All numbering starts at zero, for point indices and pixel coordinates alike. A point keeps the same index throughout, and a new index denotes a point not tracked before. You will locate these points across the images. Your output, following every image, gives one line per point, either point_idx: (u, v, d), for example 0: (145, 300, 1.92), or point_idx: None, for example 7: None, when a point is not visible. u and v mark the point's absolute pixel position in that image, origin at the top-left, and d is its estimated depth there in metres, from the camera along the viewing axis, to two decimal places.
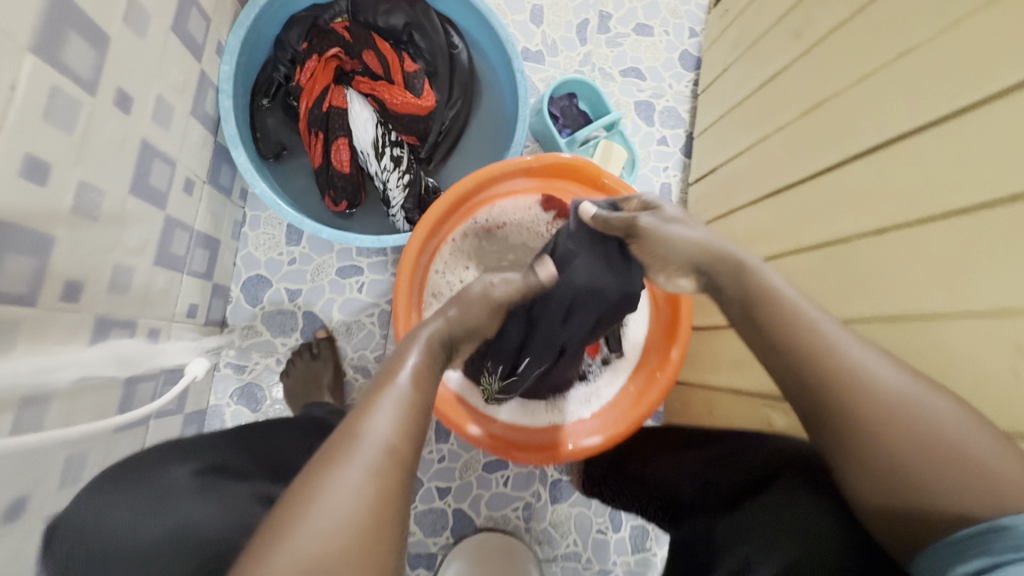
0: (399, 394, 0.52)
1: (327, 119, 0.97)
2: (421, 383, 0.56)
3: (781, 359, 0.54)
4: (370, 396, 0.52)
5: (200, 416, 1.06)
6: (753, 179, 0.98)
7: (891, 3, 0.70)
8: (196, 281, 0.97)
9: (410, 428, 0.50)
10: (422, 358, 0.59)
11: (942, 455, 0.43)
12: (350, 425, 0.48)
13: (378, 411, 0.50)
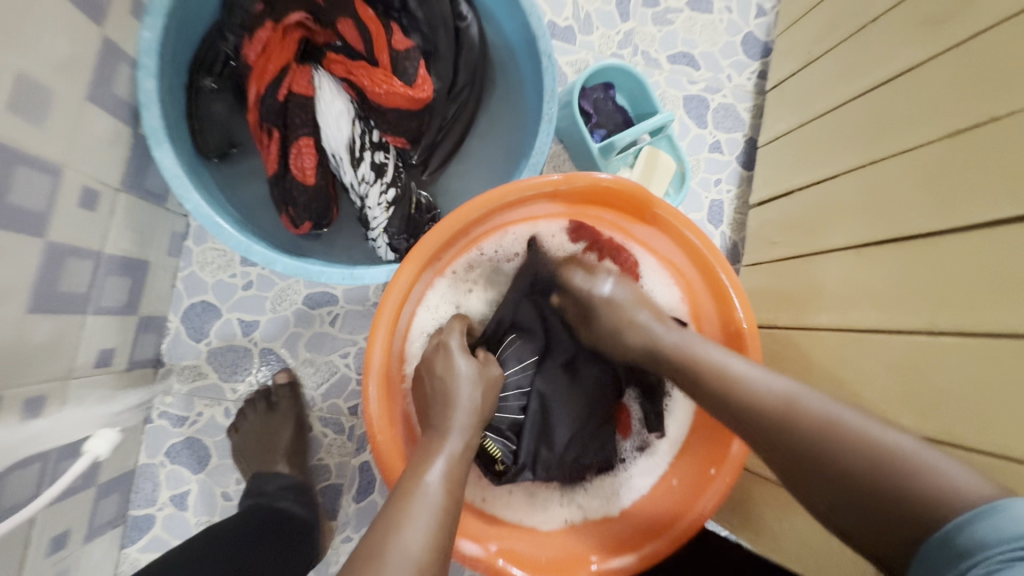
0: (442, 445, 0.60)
1: (285, 111, 0.73)
2: (457, 465, 0.57)
3: (744, 422, 0.56)
4: (419, 455, 0.58)
5: (123, 480, 0.84)
6: (855, 216, 0.75)
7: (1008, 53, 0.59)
8: (109, 320, 0.74)
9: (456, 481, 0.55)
10: (458, 432, 0.59)
11: (938, 490, 0.44)
12: (407, 483, 0.54)
13: (430, 468, 0.56)
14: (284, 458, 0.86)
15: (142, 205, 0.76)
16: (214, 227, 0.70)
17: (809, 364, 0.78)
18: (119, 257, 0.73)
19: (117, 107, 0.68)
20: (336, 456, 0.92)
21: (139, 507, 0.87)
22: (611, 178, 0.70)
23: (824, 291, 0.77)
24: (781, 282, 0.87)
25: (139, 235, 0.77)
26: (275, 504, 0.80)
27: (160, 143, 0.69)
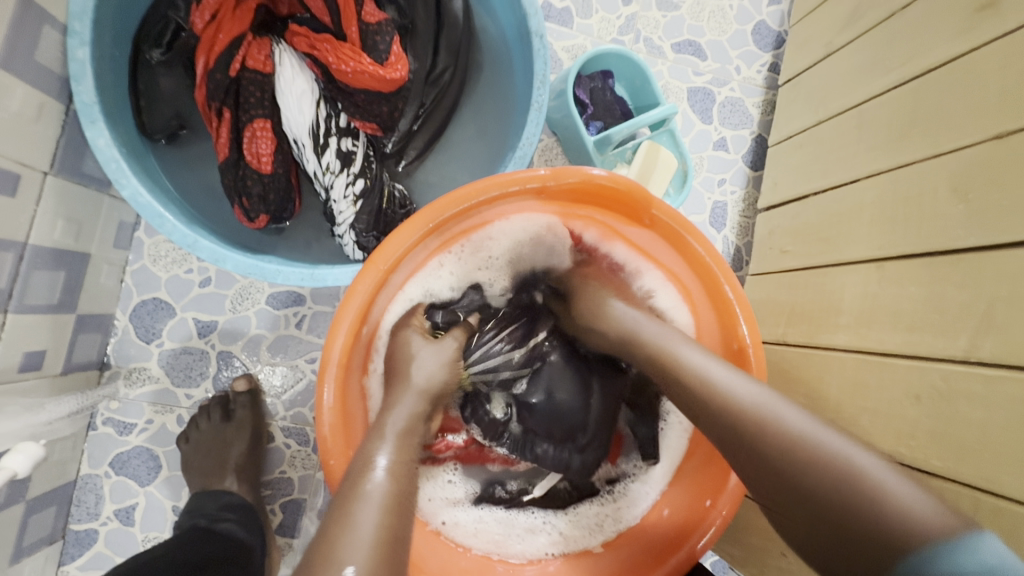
0: (417, 391, 0.58)
1: (239, 88, 0.64)
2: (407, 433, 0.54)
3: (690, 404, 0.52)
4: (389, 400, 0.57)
5: (60, 493, 0.76)
6: (876, 227, 0.68)
7: None
8: (37, 319, 0.66)
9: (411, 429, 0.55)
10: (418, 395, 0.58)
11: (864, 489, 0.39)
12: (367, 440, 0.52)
13: (393, 416, 0.55)
14: (233, 473, 0.78)
15: (78, 191, 0.68)
16: (156, 217, 0.62)
17: (822, 387, 0.71)
18: (48, 249, 0.65)
19: (42, 79, 0.60)
20: (299, 469, 0.85)
21: (79, 522, 0.79)
22: (606, 174, 0.62)
23: (840, 307, 0.71)
24: (794, 295, 0.79)
25: (74, 224, 0.68)
26: (216, 527, 0.72)
27: (93, 120, 0.60)
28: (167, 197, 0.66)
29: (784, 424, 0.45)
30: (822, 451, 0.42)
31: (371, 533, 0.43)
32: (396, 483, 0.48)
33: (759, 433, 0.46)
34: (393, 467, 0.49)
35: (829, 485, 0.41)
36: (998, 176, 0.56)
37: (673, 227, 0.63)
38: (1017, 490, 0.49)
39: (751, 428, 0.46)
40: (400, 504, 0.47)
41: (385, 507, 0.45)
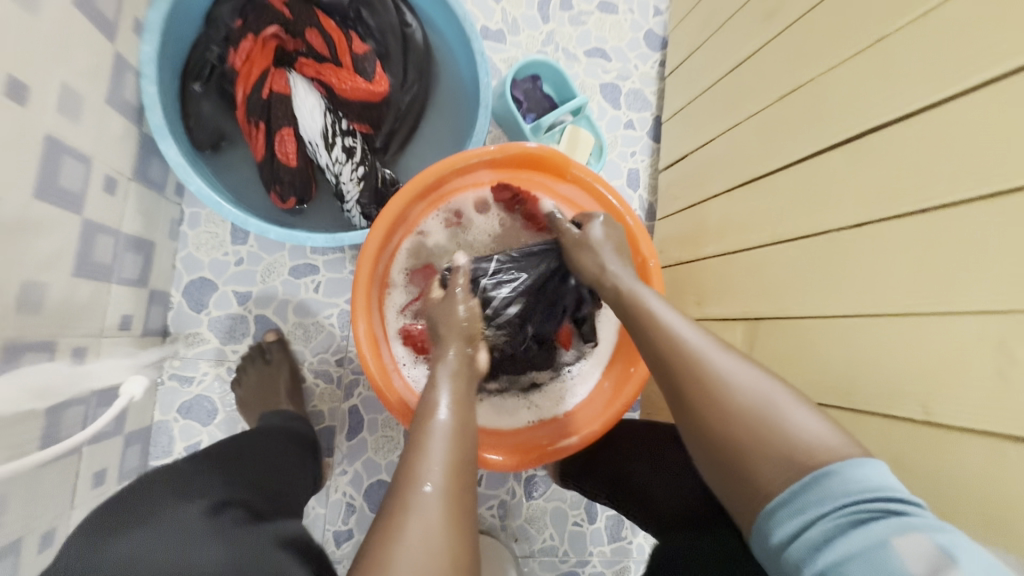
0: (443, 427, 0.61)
1: (269, 107, 0.89)
2: (458, 412, 0.65)
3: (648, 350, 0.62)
4: (419, 432, 0.62)
5: (143, 434, 0.97)
6: (726, 168, 0.96)
7: (793, 41, 0.83)
8: (126, 290, 0.87)
9: (461, 443, 0.61)
10: (452, 389, 0.68)
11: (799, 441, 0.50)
12: (409, 460, 0.59)
13: (431, 446, 0.59)
14: (286, 396, 1.00)
15: (146, 192, 0.91)
16: (215, 204, 0.85)
17: (701, 284, 0.98)
18: (132, 236, 0.88)
19: (125, 109, 0.83)
20: (328, 403, 1.08)
21: (157, 459, 1.00)
22: (536, 146, 0.89)
23: (709, 228, 0.98)
24: (678, 228, 1.08)
25: (145, 218, 0.91)
26: (288, 427, 0.92)
27: (164, 137, 0.83)
28: (217, 191, 0.89)
29: (712, 364, 0.55)
30: (748, 394, 0.53)
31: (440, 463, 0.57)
32: (454, 417, 0.64)
33: (705, 380, 0.55)
34: (450, 406, 0.64)
35: (755, 425, 0.52)
36: (777, 121, 0.84)
37: (587, 180, 0.92)
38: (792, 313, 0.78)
39: (695, 370, 0.56)
40: (460, 434, 0.62)
41: (451, 435, 0.61)
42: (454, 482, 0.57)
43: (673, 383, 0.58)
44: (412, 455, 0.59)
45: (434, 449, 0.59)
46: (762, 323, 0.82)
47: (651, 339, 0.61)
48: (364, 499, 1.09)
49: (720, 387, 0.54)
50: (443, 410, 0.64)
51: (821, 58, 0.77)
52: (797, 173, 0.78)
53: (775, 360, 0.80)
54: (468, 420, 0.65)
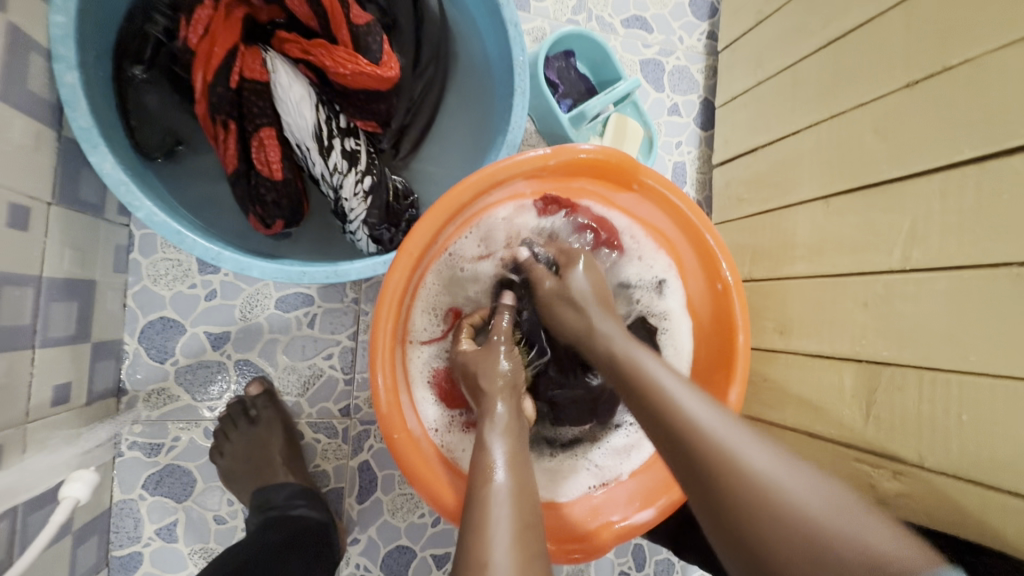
0: (503, 494, 0.49)
1: (240, 100, 0.66)
2: (520, 476, 0.52)
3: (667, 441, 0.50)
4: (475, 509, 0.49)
5: (99, 522, 0.77)
6: (820, 171, 0.79)
7: (934, 10, 0.65)
8: (59, 352, 0.66)
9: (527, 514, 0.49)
10: (507, 442, 0.56)
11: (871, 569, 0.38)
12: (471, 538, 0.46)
13: (496, 524, 0.47)
14: (284, 463, 0.81)
15: (78, 218, 0.68)
16: (176, 234, 0.63)
17: (787, 311, 0.83)
18: (62, 280, 0.65)
19: (36, 107, 0.59)
20: (332, 460, 0.89)
21: (121, 548, 0.80)
22: (594, 148, 0.68)
23: (797, 242, 0.82)
24: (754, 237, 0.91)
25: (79, 253, 0.69)
26: (291, 513, 0.75)
27: (95, 145, 0.60)
28: (177, 214, 0.67)
29: (747, 462, 0.45)
30: (802, 502, 0.42)
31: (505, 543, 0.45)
32: (513, 478, 0.52)
33: (734, 473, 0.44)
34: (507, 469, 0.52)
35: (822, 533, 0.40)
36: (908, 115, 0.67)
37: (661, 192, 0.71)
38: (936, 361, 0.62)
39: (723, 465, 0.45)
40: (521, 495, 0.50)
41: (512, 501, 0.49)
42: (525, 560, 0.45)
43: (697, 479, 0.46)
44: (469, 534, 0.47)
45: (500, 529, 0.46)
46: (886, 369, 0.67)
47: (671, 425, 0.50)
48: (381, 570, 0.91)
49: (767, 494, 0.43)
50: (498, 470, 0.52)
51: (985, 35, 0.60)
52: (944, 182, 0.62)
53: (910, 419, 0.64)
54: (530, 485, 0.52)
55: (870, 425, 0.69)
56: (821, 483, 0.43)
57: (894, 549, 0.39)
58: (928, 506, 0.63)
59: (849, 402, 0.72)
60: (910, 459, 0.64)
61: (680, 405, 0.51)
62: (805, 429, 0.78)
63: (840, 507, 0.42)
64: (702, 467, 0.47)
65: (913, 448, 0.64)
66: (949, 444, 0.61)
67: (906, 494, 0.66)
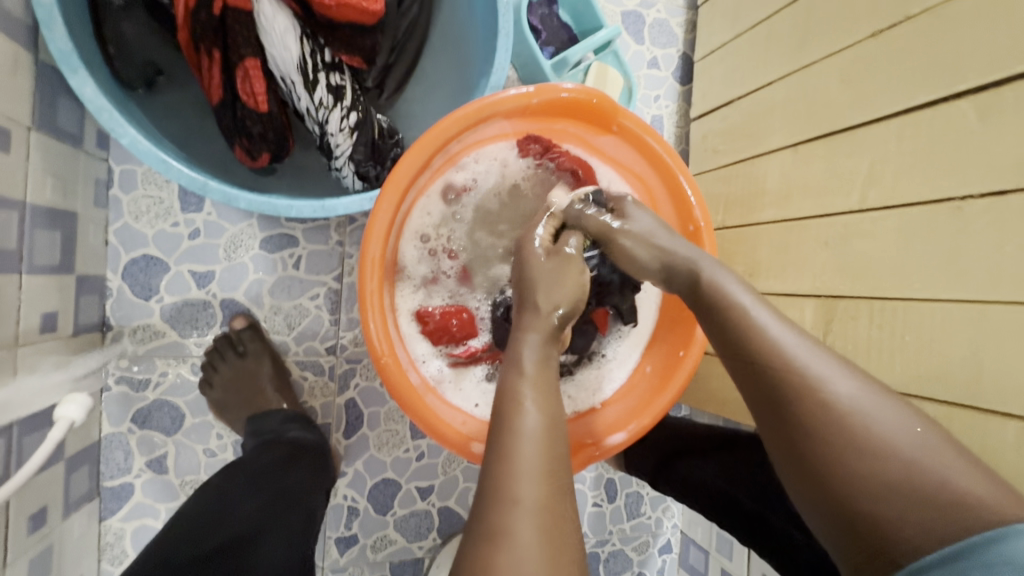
0: (536, 425, 0.48)
1: (222, 26, 0.65)
2: (547, 403, 0.50)
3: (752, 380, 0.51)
4: (503, 429, 0.48)
5: (89, 453, 0.79)
6: (789, 119, 0.83)
7: None
8: (45, 281, 0.67)
9: (558, 443, 0.47)
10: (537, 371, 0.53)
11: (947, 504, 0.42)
12: (500, 453, 0.46)
13: (525, 440, 0.47)
14: (275, 391, 0.84)
15: (57, 146, 0.67)
16: (160, 163, 0.63)
17: (755, 255, 0.88)
18: (45, 208, 0.66)
19: (9, 26, 0.58)
20: (319, 397, 0.92)
21: (111, 479, 0.82)
22: (576, 88, 0.71)
23: (766, 188, 0.86)
24: (727, 186, 0.95)
25: (60, 182, 0.68)
26: (284, 436, 0.78)
27: (74, 69, 0.59)
28: (159, 145, 0.66)
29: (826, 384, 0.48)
30: (906, 443, 0.45)
31: (533, 466, 0.45)
32: (543, 409, 0.50)
33: (811, 393, 0.47)
34: (535, 395, 0.50)
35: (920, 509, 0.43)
36: (872, 64, 0.71)
37: (637, 134, 0.75)
38: (885, 291, 0.68)
39: (804, 387, 0.48)
40: (553, 431, 0.48)
41: (543, 437, 0.47)
42: (555, 487, 0.45)
43: (774, 401, 0.49)
44: (496, 464, 0.46)
45: (529, 460, 0.45)
46: (841, 302, 0.73)
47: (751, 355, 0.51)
48: (367, 501, 0.96)
49: (847, 418, 0.46)
50: (527, 401, 0.50)
51: None
52: (900, 127, 0.67)
53: (863, 346, 0.71)
54: (559, 412, 0.51)
55: None
56: (889, 403, 0.47)
57: (963, 478, 0.43)
58: None
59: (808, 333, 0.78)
60: None
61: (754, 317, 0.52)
62: None
63: (917, 436, 0.45)
64: (779, 390, 0.49)
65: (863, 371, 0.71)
66: (891, 365, 0.68)
67: None
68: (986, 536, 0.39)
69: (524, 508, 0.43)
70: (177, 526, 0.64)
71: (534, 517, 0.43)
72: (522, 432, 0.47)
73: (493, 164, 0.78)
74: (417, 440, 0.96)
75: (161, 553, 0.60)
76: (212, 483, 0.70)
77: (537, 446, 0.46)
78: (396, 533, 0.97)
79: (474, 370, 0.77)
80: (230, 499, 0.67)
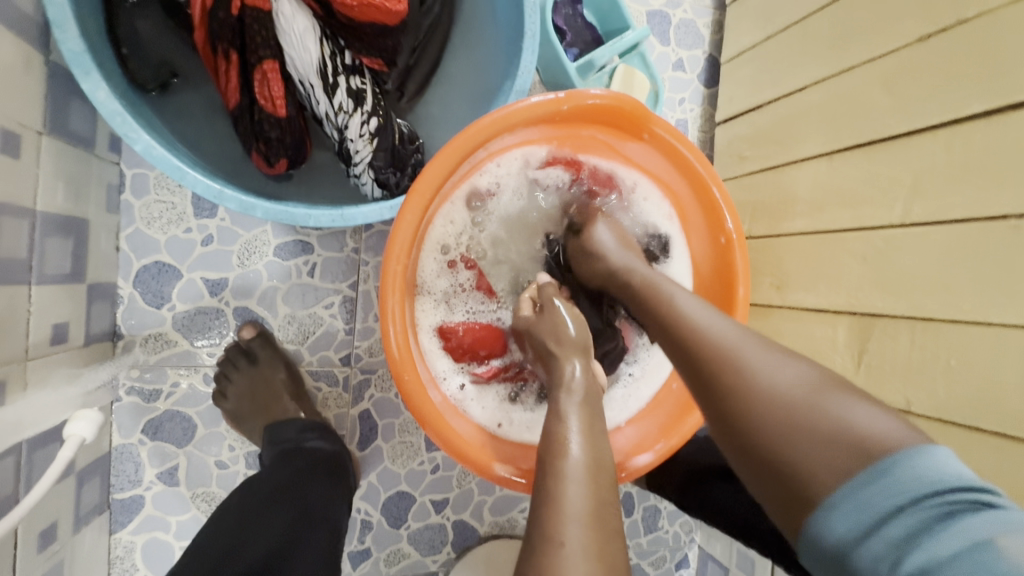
0: (579, 464, 0.45)
1: (242, 28, 0.62)
2: (592, 442, 0.48)
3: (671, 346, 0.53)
4: (546, 474, 0.45)
5: (100, 465, 0.77)
6: (825, 126, 0.79)
7: None
8: (56, 291, 0.64)
9: (605, 484, 0.44)
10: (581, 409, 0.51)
11: (837, 441, 0.39)
12: (543, 498, 0.43)
13: (570, 481, 0.44)
14: (291, 399, 0.81)
15: (69, 151, 0.65)
16: (176, 170, 0.60)
17: (784, 267, 0.84)
18: (56, 216, 0.63)
19: (20, 26, 0.56)
20: (332, 408, 0.90)
21: (122, 491, 0.80)
22: (606, 93, 0.67)
23: (798, 198, 0.83)
24: (754, 194, 0.91)
25: (72, 188, 0.66)
26: (303, 446, 0.76)
27: (87, 72, 0.57)
28: (174, 151, 0.64)
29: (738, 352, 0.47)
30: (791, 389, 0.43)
31: (580, 506, 0.42)
32: (588, 447, 0.47)
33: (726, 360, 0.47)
34: (581, 435, 0.48)
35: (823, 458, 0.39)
36: (919, 71, 0.67)
37: (670, 142, 0.71)
38: (931, 310, 0.64)
39: (723, 363, 0.47)
40: (598, 471, 0.45)
41: (588, 479, 0.44)
42: (603, 528, 0.42)
43: (686, 363, 0.50)
44: (543, 508, 0.43)
45: (575, 501, 0.42)
46: (880, 322, 0.70)
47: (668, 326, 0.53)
48: (381, 514, 0.93)
49: (749, 377, 0.45)
50: (572, 438, 0.47)
51: None
52: (949, 139, 0.64)
53: (900, 366, 0.67)
54: (604, 451, 0.48)
55: (861, 372, 0.72)
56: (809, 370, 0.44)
57: (862, 418, 0.39)
58: None
59: (842, 352, 0.74)
60: (896, 404, 0.68)
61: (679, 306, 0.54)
62: None
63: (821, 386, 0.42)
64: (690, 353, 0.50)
65: (901, 394, 0.67)
66: (934, 389, 0.64)
67: None
68: (890, 457, 0.36)
69: (571, 552, 0.39)
70: (204, 551, 0.61)
71: (583, 562, 0.39)
72: (568, 472, 0.44)
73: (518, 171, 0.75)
74: (431, 452, 0.94)
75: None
76: (233, 501, 0.68)
77: (583, 487, 0.43)
78: (409, 547, 0.95)
79: (496, 388, 0.75)
80: (256, 522, 0.63)
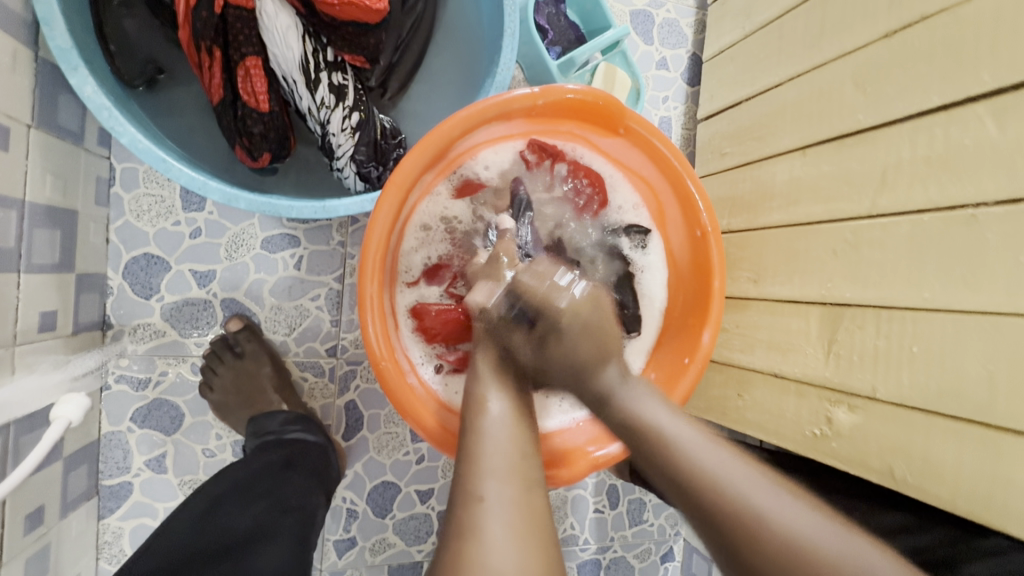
0: (500, 423, 0.54)
1: (224, 26, 0.64)
2: (515, 410, 0.56)
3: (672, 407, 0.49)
4: (470, 432, 0.54)
5: (89, 451, 0.79)
6: (799, 121, 0.80)
7: None
8: (44, 279, 0.66)
9: (523, 448, 0.53)
10: (503, 379, 0.58)
11: None
12: (468, 449, 0.52)
13: (490, 440, 0.52)
14: (275, 391, 0.83)
15: (58, 144, 0.67)
16: (160, 162, 0.62)
17: (760, 259, 0.86)
18: (44, 207, 0.65)
19: (11, 24, 0.58)
20: (319, 399, 0.91)
21: (111, 477, 0.82)
22: (581, 89, 0.69)
23: (772, 191, 0.84)
24: (732, 189, 0.93)
25: (61, 180, 0.68)
26: (285, 437, 0.78)
27: (74, 67, 0.59)
28: (160, 144, 0.66)
29: (709, 467, 0.52)
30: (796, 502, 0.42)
31: (500, 461, 0.51)
32: (506, 405, 0.56)
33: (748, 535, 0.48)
34: (500, 396, 0.56)
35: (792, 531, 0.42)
36: (885, 66, 0.69)
37: (644, 135, 0.72)
38: (896, 299, 0.66)
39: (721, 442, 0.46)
40: (516, 425, 0.54)
41: (505, 436, 0.53)
42: (521, 486, 0.50)
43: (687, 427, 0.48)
44: (465, 464, 0.52)
45: (490, 458, 0.51)
46: (848, 311, 0.71)
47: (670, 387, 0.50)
48: (367, 504, 0.95)
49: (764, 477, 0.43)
50: (492, 399, 0.56)
51: None
52: (913, 132, 0.65)
53: (869, 355, 0.69)
54: (524, 416, 0.56)
55: (830, 362, 0.73)
56: (810, 513, 0.49)
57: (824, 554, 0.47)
58: (878, 435, 0.68)
59: (813, 343, 0.76)
60: (862, 392, 0.69)
61: (671, 433, 0.54)
62: (771, 370, 0.82)
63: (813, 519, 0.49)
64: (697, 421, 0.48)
65: (867, 382, 0.69)
66: (898, 375, 0.66)
67: (858, 426, 0.70)
68: None
69: (489, 504, 0.48)
70: (169, 536, 0.63)
71: (498, 512, 0.48)
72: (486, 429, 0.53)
73: (495, 160, 0.77)
74: (416, 443, 0.95)
75: (154, 563, 0.59)
76: (210, 487, 0.70)
77: (503, 449, 0.52)
78: (394, 536, 0.97)
79: None
80: (225, 508, 0.65)
